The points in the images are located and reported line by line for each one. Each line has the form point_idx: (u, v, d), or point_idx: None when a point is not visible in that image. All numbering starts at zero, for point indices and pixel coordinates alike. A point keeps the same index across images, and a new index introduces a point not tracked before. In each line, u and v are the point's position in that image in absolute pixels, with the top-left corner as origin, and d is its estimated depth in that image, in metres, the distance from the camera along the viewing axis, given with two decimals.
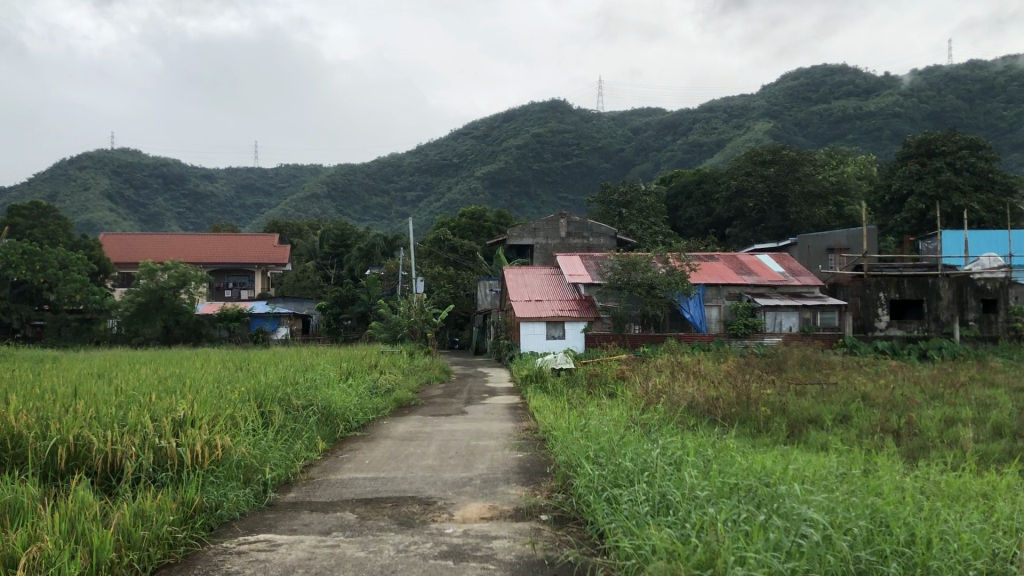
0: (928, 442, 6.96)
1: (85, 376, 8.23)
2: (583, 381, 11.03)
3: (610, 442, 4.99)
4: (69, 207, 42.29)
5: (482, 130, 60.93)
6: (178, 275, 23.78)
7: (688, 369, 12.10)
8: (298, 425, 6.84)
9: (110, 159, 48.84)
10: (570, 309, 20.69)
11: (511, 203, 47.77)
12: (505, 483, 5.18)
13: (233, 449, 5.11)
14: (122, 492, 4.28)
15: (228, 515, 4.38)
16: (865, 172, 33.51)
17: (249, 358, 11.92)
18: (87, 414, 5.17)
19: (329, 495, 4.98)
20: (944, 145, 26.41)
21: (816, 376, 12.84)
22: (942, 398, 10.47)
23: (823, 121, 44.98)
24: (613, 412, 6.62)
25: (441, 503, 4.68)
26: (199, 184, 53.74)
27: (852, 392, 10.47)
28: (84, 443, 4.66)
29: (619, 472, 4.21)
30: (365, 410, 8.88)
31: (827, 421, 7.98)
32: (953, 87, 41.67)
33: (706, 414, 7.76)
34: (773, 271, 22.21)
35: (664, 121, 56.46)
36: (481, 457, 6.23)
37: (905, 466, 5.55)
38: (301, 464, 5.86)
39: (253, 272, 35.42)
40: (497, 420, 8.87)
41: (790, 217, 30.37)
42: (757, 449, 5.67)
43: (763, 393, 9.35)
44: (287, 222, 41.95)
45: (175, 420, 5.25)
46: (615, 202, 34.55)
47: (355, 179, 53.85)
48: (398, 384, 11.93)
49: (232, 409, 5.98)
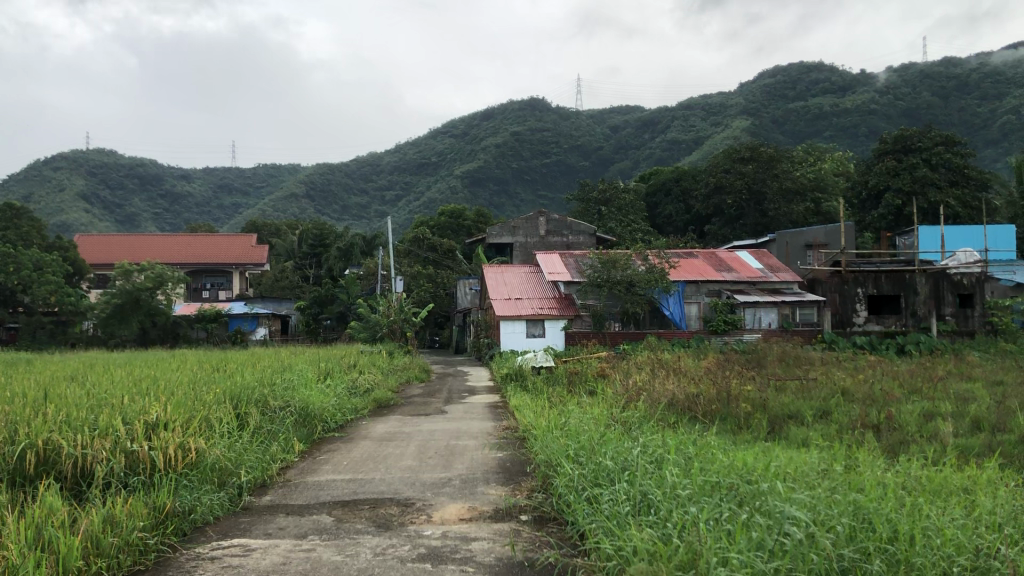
0: (907, 436, 6.98)
1: (58, 378, 8.11)
2: (563, 379, 10.98)
3: (590, 440, 4.93)
4: (43, 208, 41.82)
5: (461, 129, 60.82)
6: (155, 276, 23.59)
7: (668, 366, 12.11)
8: (275, 427, 6.75)
9: (85, 160, 48.37)
10: (550, 308, 20.68)
11: (490, 201, 47.71)
12: (485, 483, 5.11)
13: (207, 452, 5.01)
14: (91, 498, 4.18)
15: (201, 520, 4.30)
16: (843, 169, 33.72)
17: (226, 360, 11.77)
18: (55, 418, 5.05)
19: (305, 499, 4.89)
20: (921, 141, 26.60)
21: (795, 372, 12.87)
22: (920, 393, 10.50)
23: (800, 119, 45.20)
24: (592, 411, 6.58)
25: (419, 504, 4.61)
26: (176, 184, 53.33)
27: (832, 387, 10.51)
28: (53, 447, 4.55)
29: (600, 472, 4.15)
30: (343, 409, 8.80)
31: (806, 417, 7.99)
32: (928, 84, 41.99)
33: (685, 412, 7.74)
34: (752, 267, 22.29)
35: (643, 119, 56.55)
36: (461, 457, 6.17)
37: (886, 461, 5.56)
38: (277, 467, 5.76)
39: (231, 273, 35.18)
40: (477, 419, 8.81)
41: (769, 214, 30.52)
42: (738, 446, 5.63)
43: (744, 390, 9.35)
44: (266, 222, 41.69)
45: (148, 423, 5.14)
46: (594, 200, 34.58)
47: (333, 178, 53.60)
48: (376, 384, 11.83)
49: (207, 411, 5.88)
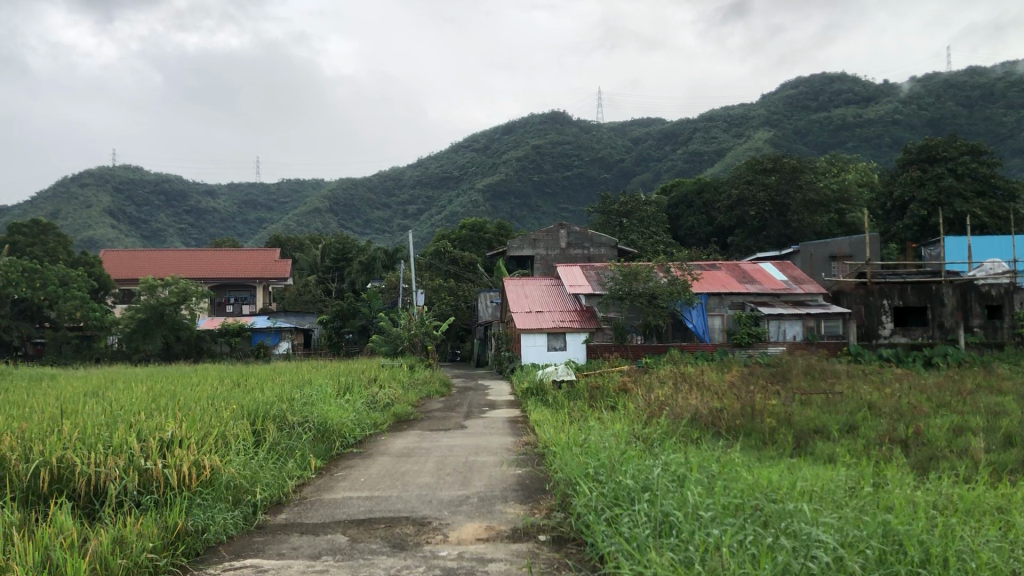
0: (937, 452, 6.80)
1: (80, 394, 8.10)
2: (585, 394, 10.84)
3: (610, 458, 4.81)
4: (70, 224, 42.25)
5: (482, 143, 60.94)
6: (179, 291, 23.74)
7: (691, 380, 11.96)
8: (292, 442, 6.68)
9: (111, 176, 48.85)
10: (571, 321, 20.55)
11: (511, 215, 47.70)
12: (503, 501, 5.01)
13: (221, 469, 4.94)
14: (103, 518, 4.12)
15: (215, 538, 4.23)
16: (866, 180, 33.40)
17: (248, 375, 11.70)
18: (72, 435, 5.01)
19: (321, 517, 4.81)
20: (946, 151, 26.27)
21: (820, 386, 12.66)
22: (948, 407, 10.29)
23: (823, 130, 44.90)
24: (614, 426, 6.45)
25: (436, 523, 4.52)
26: (201, 201, 53.75)
27: (858, 401, 10.31)
28: (67, 465, 4.52)
29: (620, 491, 4.04)
30: (362, 424, 8.71)
31: (832, 432, 7.83)
32: (952, 94, 41.56)
33: (708, 427, 7.60)
34: (776, 279, 22.07)
35: (664, 130, 56.39)
36: (480, 474, 6.07)
37: (916, 479, 5.40)
38: (293, 484, 5.69)
39: (255, 287, 35.35)
40: (497, 435, 8.70)
41: (792, 225, 30.28)
42: (763, 464, 5.49)
43: (769, 404, 9.18)
44: (289, 237, 41.90)
45: (163, 440, 5.09)
46: (615, 213, 34.45)
47: (356, 193, 53.85)
48: (397, 399, 11.72)
49: (223, 427, 5.82)
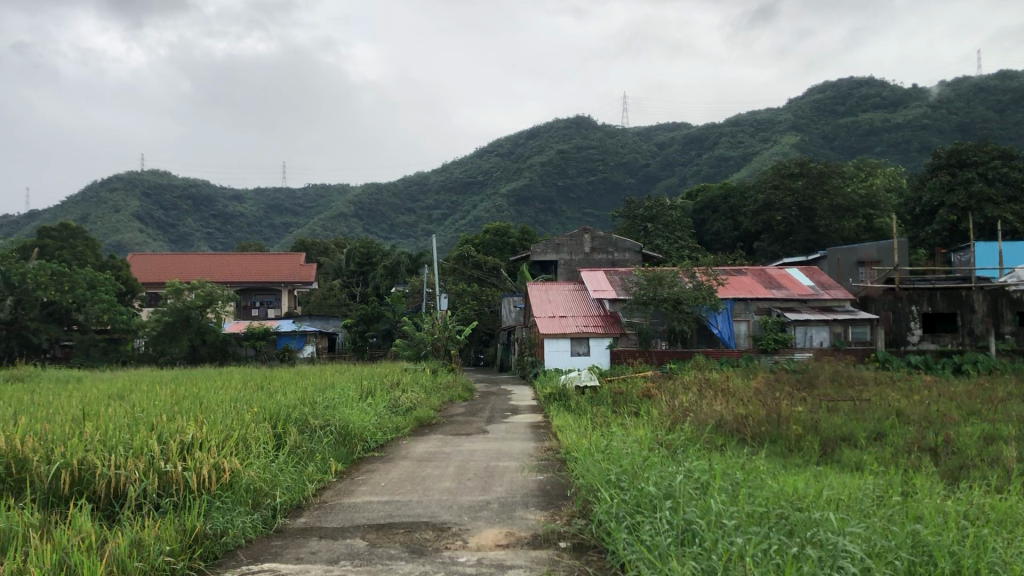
0: (968, 461, 6.66)
1: (104, 397, 8.13)
2: (608, 399, 10.76)
3: (632, 465, 4.75)
4: (99, 228, 42.72)
5: (507, 148, 60.99)
6: (205, 295, 23.90)
7: (715, 385, 11.82)
8: (313, 446, 6.66)
9: (140, 181, 49.39)
10: (595, 326, 20.46)
11: (535, 219, 47.65)
12: (524, 507, 4.96)
13: (241, 472, 4.92)
14: (122, 520, 4.11)
15: (233, 543, 4.21)
16: (895, 184, 33.03)
17: (271, 377, 11.71)
18: (93, 436, 5.01)
19: (340, 521, 4.77)
20: (976, 156, 25.92)
21: (847, 392, 12.48)
22: (978, 415, 10.09)
23: (850, 134, 44.48)
24: (637, 432, 6.37)
25: (456, 528, 4.47)
26: (228, 205, 54.17)
27: (887, 409, 10.15)
28: (88, 466, 4.52)
29: (642, 498, 3.97)
30: (384, 428, 8.70)
31: (860, 439, 7.71)
32: (983, 98, 41.00)
33: (734, 434, 7.50)
34: (802, 285, 21.89)
35: (689, 135, 56.11)
36: (501, 479, 6.02)
37: (946, 488, 5.28)
38: (314, 487, 5.68)
39: (280, 291, 35.54)
40: (518, 440, 8.64)
41: (819, 231, 30.02)
42: (789, 471, 5.40)
43: (795, 410, 9.04)
44: (314, 241, 42.10)
45: (183, 443, 5.08)
46: (640, 217, 34.32)
47: (381, 198, 54.04)
48: (420, 403, 11.71)
49: (244, 430, 5.81)
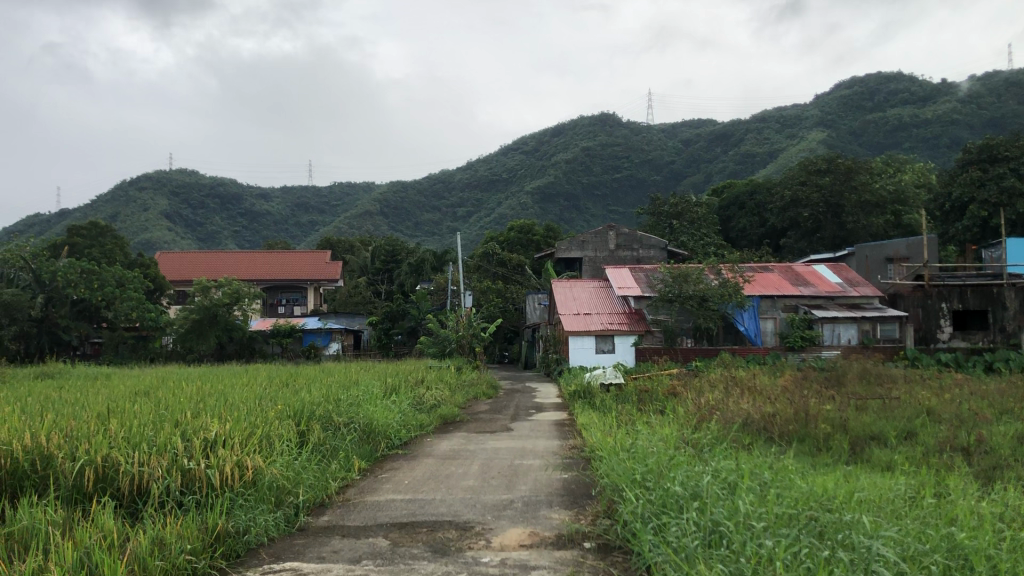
0: (1001, 461, 6.51)
1: (131, 393, 8.18)
2: (633, 397, 10.68)
3: (658, 464, 4.68)
4: (129, 227, 43.16)
5: (532, 145, 60.89)
6: (232, 293, 24.05)
7: (742, 383, 11.70)
8: (337, 443, 6.65)
9: (168, 180, 49.81)
10: (619, 323, 20.36)
11: (560, 216, 47.55)
12: (548, 506, 4.91)
13: (265, 470, 4.91)
14: (145, 519, 4.11)
15: (255, 541, 4.19)
16: (924, 180, 32.59)
17: (298, 374, 11.76)
18: (118, 433, 5.02)
19: (363, 520, 4.74)
20: (1007, 150, 25.50)
21: (876, 391, 12.31)
22: (1011, 414, 9.90)
23: (878, 130, 43.96)
24: (662, 431, 6.29)
25: (479, 528, 4.42)
26: (255, 203, 54.55)
27: (916, 407, 9.99)
28: (111, 464, 4.52)
29: (669, 498, 3.90)
30: (408, 426, 8.68)
31: (890, 439, 7.58)
32: (1014, 92, 40.37)
33: (761, 432, 7.40)
34: (830, 281, 21.63)
35: (714, 131, 55.72)
36: (525, 478, 5.96)
37: (980, 490, 5.16)
38: (337, 485, 5.64)
39: (306, 289, 35.71)
40: (543, 437, 8.60)
41: (847, 227, 29.70)
42: (818, 471, 5.32)
43: (823, 409, 8.90)
44: (340, 239, 42.28)
45: (207, 440, 5.08)
46: (665, 214, 34.14)
47: (406, 197, 54.15)
48: (444, 401, 11.66)
49: (268, 428, 5.79)
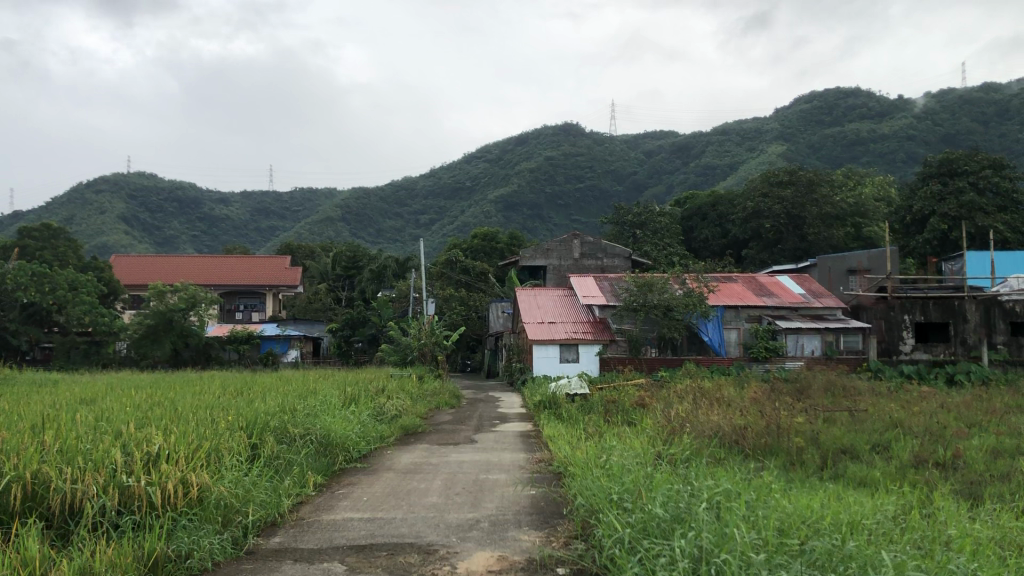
0: (981, 477, 6.32)
1: (72, 402, 7.67)
2: (600, 408, 10.41)
3: (636, 483, 4.39)
4: (83, 230, 42.11)
5: (495, 154, 60.71)
6: (188, 297, 23.41)
7: (710, 394, 11.54)
8: (292, 457, 6.28)
9: (126, 182, 48.81)
10: (584, 332, 20.06)
11: (523, 225, 47.32)
12: (517, 526, 4.60)
13: (211, 488, 4.54)
14: (76, 542, 3.74)
15: (198, 566, 3.84)
16: (884, 194, 32.89)
17: (254, 382, 11.32)
18: (51, 446, 4.62)
19: (317, 542, 4.39)
20: (966, 165, 25.80)
21: (843, 403, 12.25)
22: (980, 427, 9.82)
23: (836, 144, 44.35)
24: (635, 445, 5.98)
25: (443, 551, 4.09)
26: (214, 208, 53.56)
27: (886, 419, 9.84)
28: (42, 481, 4.12)
29: (649, 521, 3.63)
30: (367, 437, 8.33)
31: (865, 454, 7.36)
32: (967, 110, 41.00)
33: (733, 446, 7.14)
34: (794, 292, 21.61)
35: (677, 143, 55.98)
36: (491, 494, 5.64)
37: (972, 510, 4.91)
38: (290, 503, 5.26)
39: (265, 295, 35.10)
40: (508, 450, 8.30)
41: (808, 239, 29.84)
42: (801, 490, 5.05)
43: (794, 421, 8.70)
44: (300, 244, 41.62)
45: (148, 454, 4.68)
46: (628, 223, 34.10)
47: (368, 203, 53.60)
48: (406, 411, 11.28)
49: (217, 441, 5.39)
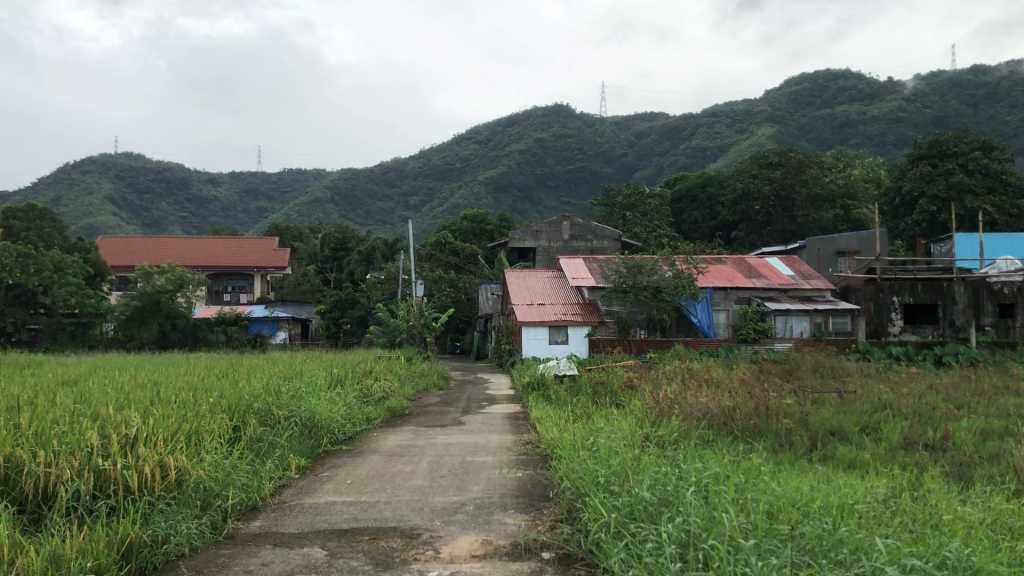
0: (970, 458, 6.27)
1: (55, 384, 7.56)
2: (587, 389, 10.35)
3: (624, 466, 4.32)
4: (70, 212, 41.75)
5: (485, 135, 60.44)
6: (175, 279, 23.22)
7: (698, 376, 11.53)
8: (275, 439, 6.18)
9: (113, 163, 48.39)
10: (573, 313, 19.99)
11: (513, 207, 47.15)
12: (503, 510, 4.52)
13: (189, 470, 4.45)
14: (48, 528, 3.64)
15: (174, 552, 3.75)
16: (873, 176, 32.88)
17: (241, 363, 11.21)
18: (26, 429, 4.52)
19: (299, 526, 4.30)
20: (956, 146, 25.79)
21: (832, 384, 12.26)
22: (969, 408, 9.81)
23: (826, 126, 44.28)
24: (622, 427, 5.91)
25: (426, 536, 4.01)
26: (202, 189, 53.16)
27: (874, 401, 9.81)
28: (15, 465, 4.01)
29: (636, 505, 3.55)
30: (354, 419, 8.25)
31: (854, 435, 7.30)
32: (956, 92, 40.93)
33: (721, 427, 7.11)
34: (783, 274, 21.57)
35: (667, 125, 55.80)
36: (477, 477, 5.57)
37: (962, 492, 4.86)
38: (272, 487, 5.16)
39: (253, 276, 34.93)
40: (496, 431, 8.22)
41: (797, 221, 29.83)
42: (790, 471, 4.99)
43: (783, 403, 8.66)
44: (289, 226, 41.39)
45: (127, 437, 4.58)
46: (619, 205, 34.01)
47: (357, 184, 53.29)
48: (393, 392, 11.22)
49: (198, 424, 5.29)
